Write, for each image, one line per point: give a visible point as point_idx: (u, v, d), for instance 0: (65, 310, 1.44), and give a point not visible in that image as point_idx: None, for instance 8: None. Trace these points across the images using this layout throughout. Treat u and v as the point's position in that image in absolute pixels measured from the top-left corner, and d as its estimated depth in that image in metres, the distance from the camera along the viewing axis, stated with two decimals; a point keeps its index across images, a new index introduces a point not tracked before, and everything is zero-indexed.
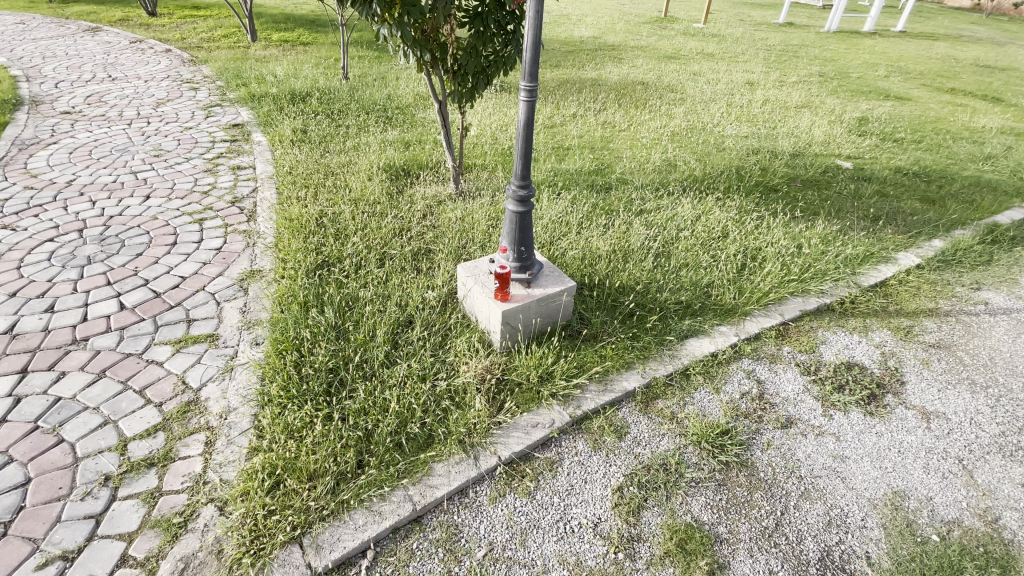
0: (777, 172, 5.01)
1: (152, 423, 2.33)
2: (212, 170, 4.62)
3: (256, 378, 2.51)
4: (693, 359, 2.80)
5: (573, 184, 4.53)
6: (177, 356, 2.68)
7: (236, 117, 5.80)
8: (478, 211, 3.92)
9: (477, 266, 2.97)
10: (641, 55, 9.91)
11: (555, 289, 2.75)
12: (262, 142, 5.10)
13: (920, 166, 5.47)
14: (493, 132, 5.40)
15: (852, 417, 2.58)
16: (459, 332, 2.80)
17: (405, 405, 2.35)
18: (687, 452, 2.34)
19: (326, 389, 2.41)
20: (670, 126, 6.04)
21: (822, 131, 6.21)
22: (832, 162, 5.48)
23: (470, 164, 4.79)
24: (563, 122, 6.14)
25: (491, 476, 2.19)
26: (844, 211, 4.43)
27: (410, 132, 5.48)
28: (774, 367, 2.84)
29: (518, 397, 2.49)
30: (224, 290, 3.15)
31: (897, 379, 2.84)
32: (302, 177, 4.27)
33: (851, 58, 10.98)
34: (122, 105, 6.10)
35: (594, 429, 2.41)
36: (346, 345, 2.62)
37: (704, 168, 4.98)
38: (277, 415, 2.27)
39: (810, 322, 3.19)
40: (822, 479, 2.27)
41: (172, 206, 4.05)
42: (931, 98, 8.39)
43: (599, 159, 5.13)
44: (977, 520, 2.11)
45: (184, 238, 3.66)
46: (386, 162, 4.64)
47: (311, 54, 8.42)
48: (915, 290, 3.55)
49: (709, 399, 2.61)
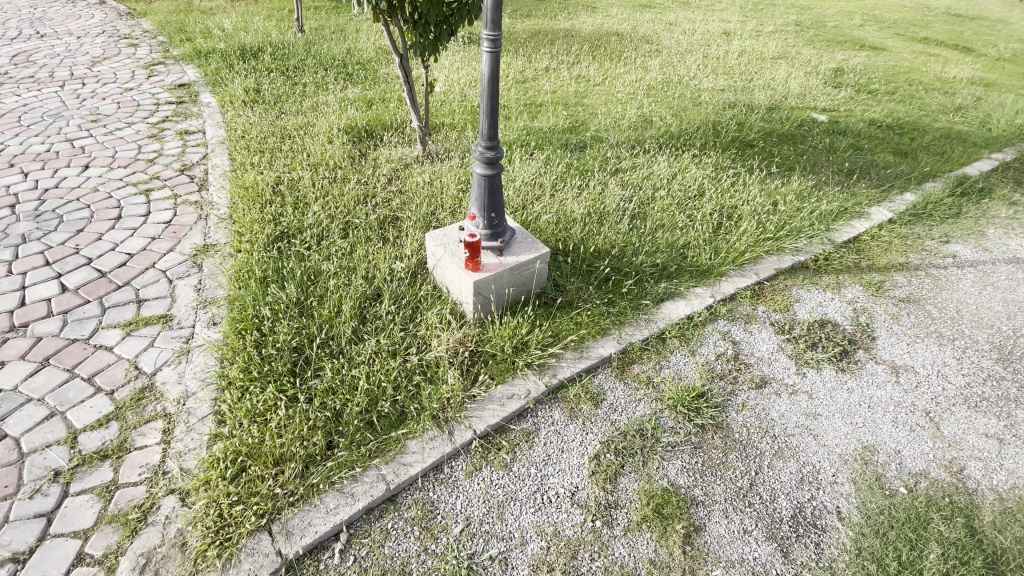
0: (754, 127, 4.90)
1: (104, 413, 2.19)
2: (158, 136, 4.28)
3: (215, 360, 2.38)
4: (669, 322, 2.76)
5: (546, 144, 4.35)
6: (127, 340, 2.51)
7: (182, 77, 5.36)
8: (447, 174, 3.74)
9: (447, 234, 2.84)
10: (615, 4, 9.49)
11: (528, 257, 2.65)
12: (212, 104, 4.74)
13: (893, 118, 5.44)
14: (461, 89, 5.12)
15: (825, 374, 2.61)
16: (429, 303, 2.70)
17: (375, 382, 2.26)
18: (663, 417, 2.33)
19: (290, 369, 2.30)
20: (646, 80, 5.83)
21: (798, 83, 6.10)
22: (807, 115, 5.40)
23: (437, 123, 4.55)
24: (535, 77, 5.86)
25: (466, 450, 2.14)
26: (819, 165, 4.39)
27: (372, 89, 5.16)
28: (749, 327, 2.83)
29: (492, 368, 2.42)
30: (176, 267, 2.95)
31: (868, 335, 2.87)
32: (256, 142, 3.99)
33: (828, 6, 10.74)
34: (54, 65, 5.56)
35: (570, 398, 2.37)
36: (310, 322, 2.50)
37: (680, 123, 4.84)
38: (238, 399, 2.17)
39: (784, 281, 3.18)
40: (795, 437, 2.29)
41: (115, 176, 3.75)
42: (906, 48, 8.31)
43: (572, 116, 4.94)
44: (943, 472, 2.17)
45: (129, 211, 3.40)
46: (348, 123, 4.36)
47: (262, 5, 7.79)
48: (887, 244, 3.57)
49: (684, 361, 2.59)
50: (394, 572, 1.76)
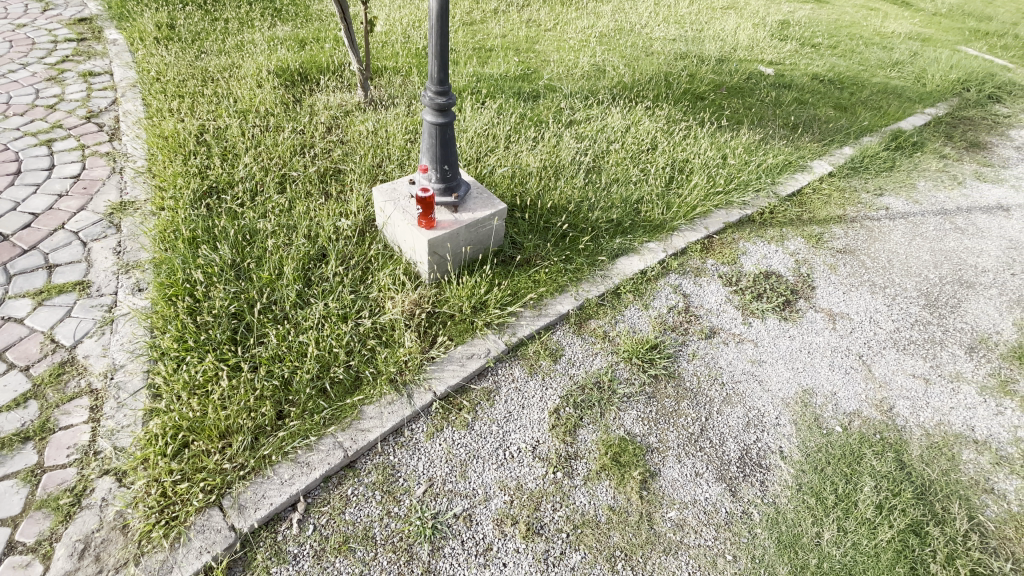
0: (705, 78, 4.88)
1: (21, 391, 1.97)
2: (56, 78, 3.73)
3: (145, 330, 2.18)
4: (624, 277, 2.77)
5: (498, 92, 4.15)
6: (39, 310, 2.24)
7: (78, 8, 4.66)
8: (392, 123, 3.50)
9: (397, 190, 2.68)
10: None
11: (484, 213, 2.55)
12: (118, 41, 4.16)
13: (835, 73, 5.57)
14: (404, 29, 4.75)
15: (769, 323, 2.73)
16: (380, 263, 2.57)
17: (326, 347, 2.15)
18: (619, 369, 2.37)
19: (231, 337, 2.15)
20: (598, 26, 5.64)
21: (747, 35, 6.09)
22: (755, 67, 5.44)
23: (379, 68, 4.22)
24: (483, 19, 5.52)
25: (426, 412, 2.10)
26: (766, 119, 4.46)
27: (305, 28, 4.69)
28: (700, 280, 2.90)
29: (450, 329, 2.36)
30: (90, 228, 2.64)
31: (809, 285, 3.01)
32: (174, 85, 3.56)
33: None
34: None
35: (529, 355, 2.36)
36: (249, 286, 2.32)
37: (633, 73, 4.75)
38: (174, 370, 2.00)
39: (732, 234, 3.26)
40: (742, 383, 2.41)
41: (6, 124, 3.26)
42: (848, 1, 8.45)
43: (524, 63, 4.72)
44: (873, 410, 2.36)
45: (28, 164, 2.98)
46: (279, 66, 3.96)
47: None
48: (827, 197, 3.72)
49: (638, 315, 2.63)
50: (356, 537, 1.73)
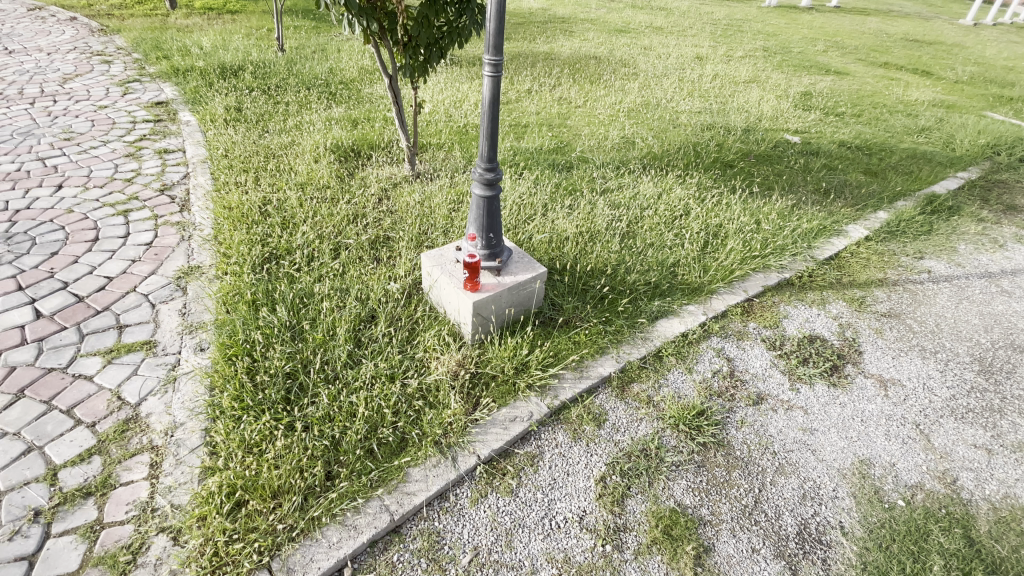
0: (732, 147, 5.06)
1: (86, 446, 2.06)
2: (136, 156, 4.13)
3: (205, 389, 2.28)
4: (665, 340, 2.78)
5: (534, 164, 4.40)
6: (109, 368, 2.38)
7: (159, 94, 5.23)
8: (437, 193, 3.73)
9: (443, 254, 2.82)
10: (592, 29, 9.76)
11: (526, 276, 2.65)
12: (191, 122, 4.62)
13: (861, 140, 5.70)
14: (446, 109, 5.15)
15: (818, 389, 2.66)
16: (426, 325, 2.66)
17: (374, 407, 2.21)
18: (665, 436, 2.33)
19: (285, 396, 2.23)
20: (626, 102, 5.99)
21: (770, 106, 6.35)
22: (781, 136, 5.62)
23: (424, 143, 4.55)
24: (519, 98, 5.95)
25: (471, 477, 2.09)
26: (796, 185, 4.55)
27: (357, 109, 5.14)
28: (742, 344, 2.88)
29: (494, 391, 2.39)
30: (159, 291, 2.84)
31: (855, 350, 2.95)
32: (240, 161, 3.92)
33: (791, 33, 11.29)
34: (21, 81, 5.31)
35: (573, 419, 2.35)
36: (303, 346, 2.43)
37: (662, 144, 4.97)
38: (231, 428, 2.08)
39: (772, 297, 3.26)
40: (795, 452, 2.32)
41: (91, 196, 3.59)
42: (867, 73, 8.76)
43: (557, 137, 5.01)
44: (937, 483, 2.23)
45: (107, 232, 3.26)
46: (334, 143, 4.32)
47: (241, 24, 7.71)
48: (866, 261, 3.70)
49: (682, 380, 2.61)
50: None
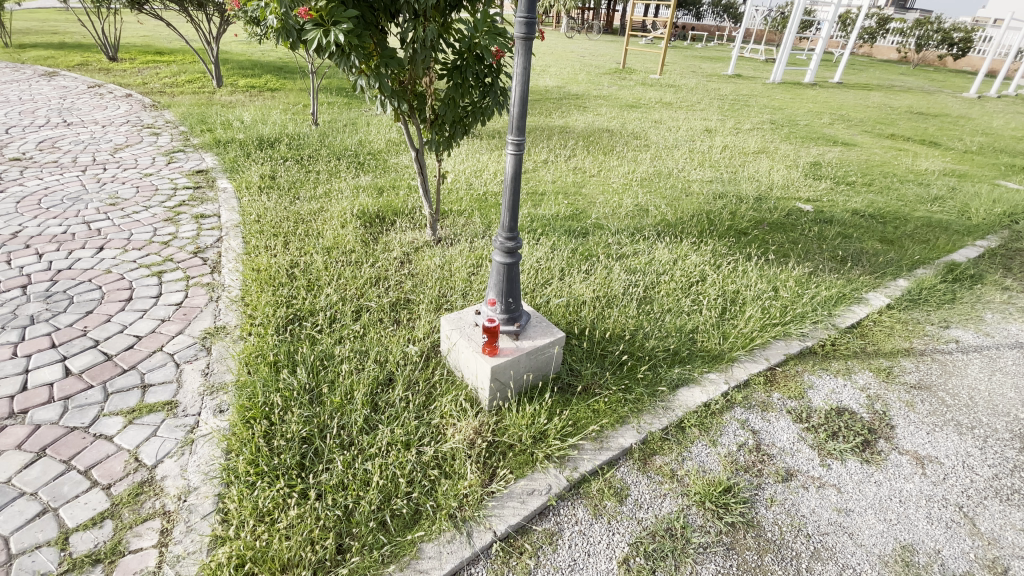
0: (746, 216, 5.16)
1: (100, 509, 2.03)
2: (173, 220, 4.34)
3: (221, 452, 2.27)
4: (687, 410, 2.71)
5: (551, 230, 4.53)
6: (130, 428, 2.38)
7: (200, 163, 5.59)
8: (457, 258, 3.84)
9: (462, 316, 2.84)
10: (604, 104, 10.34)
11: (544, 341, 2.65)
12: (227, 189, 4.90)
13: (874, 208, 5.78)
14: (468, 178, 5.41)
15: (850, 466, 2.54)
16: (443, 390, 2.65)
17: (388, 476, 2.16)
18: (691, 514, 2.21)
19: (299, 462, 2.21)
20: (639, 172, 6.22)
21: (781, 176, 6.52)
22: (793, 204, 5.73)
23: (445, 210, 4.75)
24: (535, 168, 6.24)
25: (486, 555, 1.98)
26: (812, 252, 4.58)
27: (383, 178, 5.43)
28: (767, 415, 2.79)
29: (511, 461, 2.32)
30: (185, 350, 2.89)
31: (887, 424, 2.84)
32: (271, 226, 4.12)
33: (797, 107, 11.77)
34: (76, 150, 5.74)
35: (593, 494, 2.25)
36: (321, 410, 2.44)
37: (676, 212, 5.10)
38: (244, 495, 2.05)
39: (795, 366, 3.20)
40: (830, 536, 2.18)
41: (129, 258, 3.74)
42: (875, 143, 9.01)
43: (573, 204, 5.19)
44: (987, 573, 2.07)
45: (140, 292, 3.36)
46: (360, 209, 4.54)
47: (280, 100, 8.36)
48: (889, 329, 3.63)
49: (706, 453, 2.52)
50: None
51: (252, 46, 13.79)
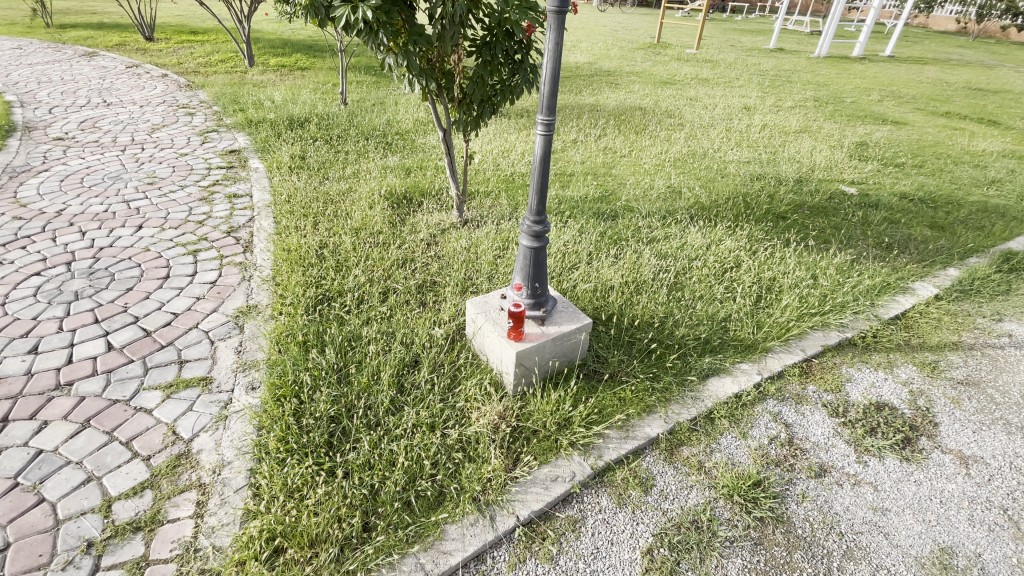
0: (784, 199, 4.94)
1: (140, 479, 2.12)
2: (208, 199, 4.43)
3: (253, 428, 2.33)
4: (717, 401, 2.63)
5: (580, 212, 4.44)
6: (167, 402, 2.47)
7: (233, 143, 5.67)
8: (483, 241, 3.81)
9: (487, 300, 2.81)
10: (637, 81, 10.01)
11: (570, 327, 2.60)
12: (259, 169, 4.97)
13: (924, 192, 5.45)
14: (495, 158, 5.34)
15: (888, 464, 2.44)
16: (468, 373, 2.64)
17: (413, 457, 2.19)
18: (718, 507, 2.17)
19: (328, 440, 2.26)
20: (672, 152, 6.02)
21: (824, 157, 6.20)
22: (835, 187, 5.46)
23: (472, 191, 4.71)
24: (565, 148, 6.10)
25: (509, 539, 1.99)
26: (855, 238, 4.36)
27: (411, 158, 5.42)
28: (802, 408, 2.70)
29: (535, 447, 2.31)
30: (218, 328, 2.96)
31: (929, 421, 2.70)
32: (301, 207, 4.17)
33: (843, 82, 11.13)
34: (116, 130, 5.90)
35: (617, 482, 2.23)
36: (349, 390, 2.48)
37: (710, 195, 4.93)
38: (275, 471, 2.11)
39: (833, 358, 3.07)
40: (864, 535, 2.11)
41: (165, 236, 3.84)
42: (928, 122, 8.48)
43: (603, 186, 5.07)
44: None
45: (177, 270, 3.45)
46: (388, 190, 4.54)
47: (310, 79, 8.39)
48: (936, 321, 3.44)
49: (736, 445, 2.45)
50: None
51: (283, 24, 13.85)
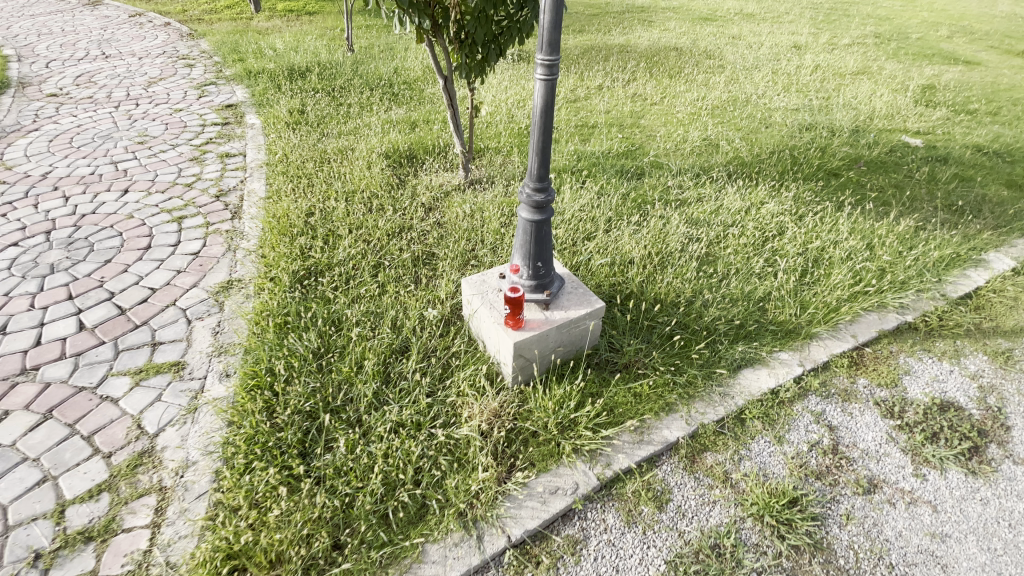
0: (837, 153, 4.32)
1: (98, 481, 1.94)
2: (199, 159, 4.15)
3: (222, 424, 2.11)
4: (749, 398, 2.27)
5: (600, 170, 3.96)
6: (135, 391, 2.28)
7: (231, 96, 5.32)
8: (489, 206, 3.43)
9: (486, 278, 2.47)
10: (672, 18, 9.04)
11: (578, 312, 2.25)
12: (255, 125, 4.63)
13: (1003, 143, 4.71)
14: (509, 109, 4.83)
15: (951, 478, 2.06)
16: (463, 361, 2.34)
17: (394, 463, 1.93)
18: (745, 529, 1.85)
19: (301, 440, 2.02)
20: (709, 99, 5.36)
21: (884, 102, 5.43)
22: (897, 138, 4.76)
23: (481, 147, 4.27)
24: (587, 95, 5.51)
25: (497, 562, 1.73)
26: (919, 200, 3.77)
27: (417, 110, 4.96)
28: (849, 408, 2.31)
29: (534, 452, 2.01)
30: (196, 305, 2.73)
31: (1002, 425, 2.28)
32: (294, 167, 3.84)
33: (909, 15, 9.84)
34: (112, 85, 5.61)
35: (627, 496, 1.93)
36: (328, 381, 2.22)
37: (750, 148, 4.34)
38: (240, 476, 1.89)
39: (889, 346, 2.63)
40: (920, 569, 1.77)
41: (151, 201, 3.59)
42: (1008, 60, 7.39)
43: (628, 139, 4.53)
44: None
45: (159, 239, 3.21)
46: (389, 147, 4.15)
47: (316, 25, 7.84)
48: (1016, 301, 2.93)
49: (769, 452, 2.10)
50: None
51: None
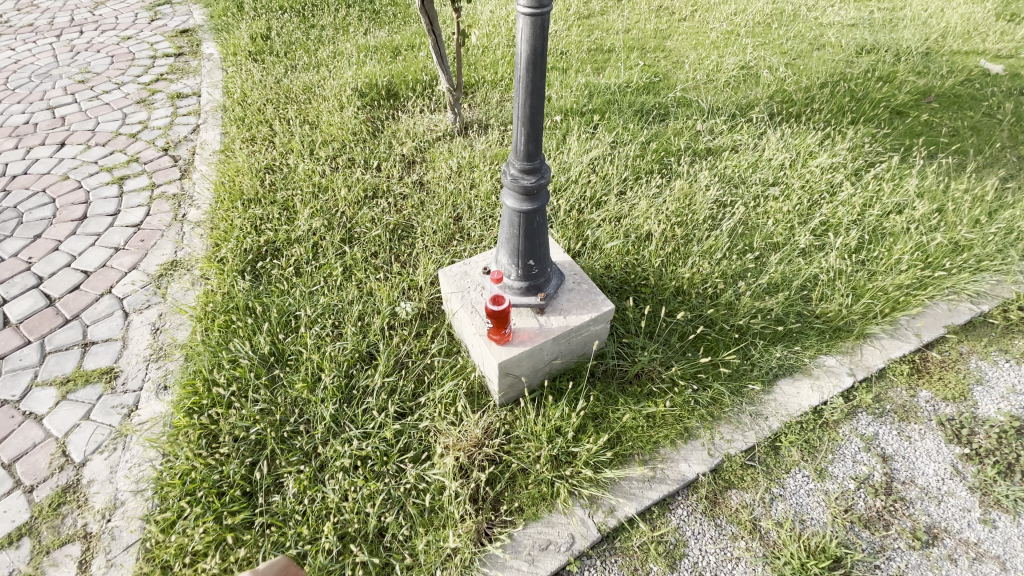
0: (902, 84, 3.58)
1: (15, 525, 1.66)
2: (147, 102, 3.57)
3: (157, 452, 1.79)
4: (787, 421, 1.88)
5: (615, 109, 3.31)
6: (62, 406, 1.95)
7: (187, 19, 4.58)
8: (480, 159, 2.87)
9: (469, 270, 2.01)
10: None
11: (581, 317, 1.82)
12: (213, 57, 3.98)
13: None
14: (509, 30, 4.06)
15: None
16: (442, 372, 1.96)
17: (354, 511, 1.60)
18: None
19: (246, 477, 1.70)
20: (750, 11, 4.47)
21: (962, 14, 4.50)
22: (974, 62, 3.95)
23: (474, 80, 3.60)
24: (603, 10, 4.64)
25: None
26: (1002, 146, 3.11)
27: (401, 32, 4.21)
28: (906, 431, 1.91)
29: (523, 494, 1.67)
30: (136, 294, 2.34)
31: None
32: (254, 111, 3.26)
33: None
34: (53, 7, 4.87)
35: (633, 551, 1.59)
36: (281, 401, 1.87)
37: (798, 78, 3.61)
38: (173, 526, 1.59)
39: (958, 345, 2.18)
40: None
41: (89, 157, 3.10)
42: None
43: (650, 68, 3.80)
44: None
45: (97, 208, 2.77)
46: (366, 81, 3.50)
47: None
48: None
49: (808, 491, 1.74)
50: None
51: None
